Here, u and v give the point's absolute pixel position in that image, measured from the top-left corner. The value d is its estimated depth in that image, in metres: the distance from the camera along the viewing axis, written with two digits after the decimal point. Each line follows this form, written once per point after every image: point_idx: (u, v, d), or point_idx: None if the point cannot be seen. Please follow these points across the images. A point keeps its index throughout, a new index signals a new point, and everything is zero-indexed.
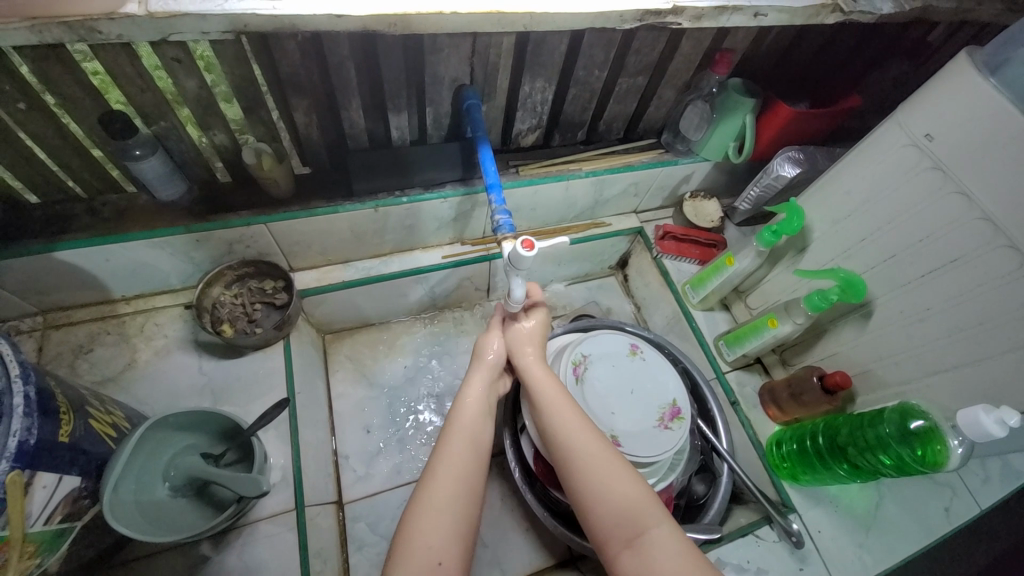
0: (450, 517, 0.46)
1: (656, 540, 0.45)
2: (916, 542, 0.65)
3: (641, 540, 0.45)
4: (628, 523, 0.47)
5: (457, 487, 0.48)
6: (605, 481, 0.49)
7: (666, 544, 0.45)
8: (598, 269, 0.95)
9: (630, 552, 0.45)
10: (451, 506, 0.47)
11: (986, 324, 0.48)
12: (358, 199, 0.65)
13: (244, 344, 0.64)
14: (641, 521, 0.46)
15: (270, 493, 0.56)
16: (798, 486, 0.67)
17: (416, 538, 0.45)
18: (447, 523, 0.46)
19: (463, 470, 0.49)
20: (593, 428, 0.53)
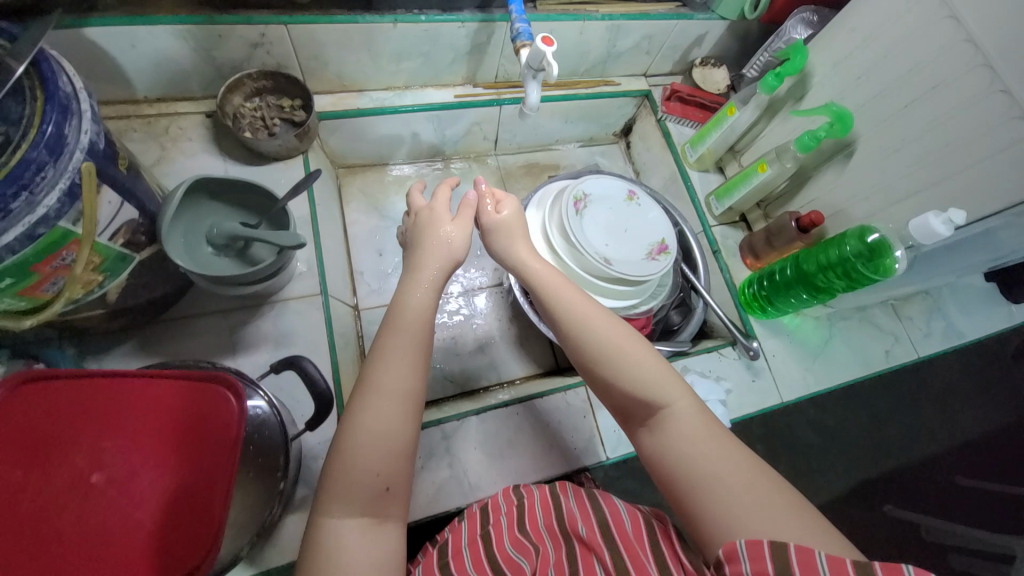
0: (383, 446, 0.43)
1: (676, 416, 0.46)
2: (855, 370, 0.78)
3: (660, 422, 0.47)
4: (642, 409, 0.48)
5: (397, 409, 0.44)
6: (623, 372, 0.48)
7: (688, 421, 0.46)
8: (602, 134, 0.97)
9: (648, 432, 0.48)
10: (395, 425, 0.43)
11: (950, 145, 0.53)
12: (377, 12, 0.66)
13: (266, 151, 0.67)
14: (662, 401, 0.47)
15: (298, 279, 0.63)
16: (762, 321, 0.77)
17: (348, 475, 0.42)
18: (393, 445, 0.43)
19: (404, 385, 0.45)
20: (610, 317, 0.51)
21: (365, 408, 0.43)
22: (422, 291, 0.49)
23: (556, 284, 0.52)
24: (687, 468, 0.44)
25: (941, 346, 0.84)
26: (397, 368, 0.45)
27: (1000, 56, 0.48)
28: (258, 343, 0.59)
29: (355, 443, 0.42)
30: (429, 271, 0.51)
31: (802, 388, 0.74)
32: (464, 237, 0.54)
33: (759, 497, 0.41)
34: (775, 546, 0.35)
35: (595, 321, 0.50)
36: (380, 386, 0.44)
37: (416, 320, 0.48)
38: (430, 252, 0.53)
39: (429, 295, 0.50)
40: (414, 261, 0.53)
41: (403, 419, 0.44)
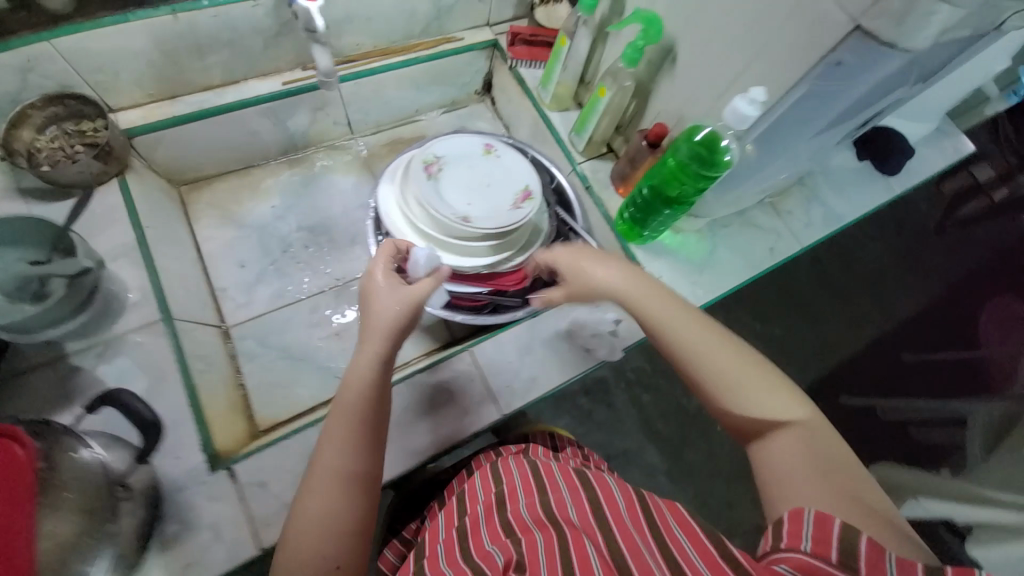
0: (333, 524, 0.42)
1: (779, 437, 0.45)
2: (740, 274, 0.79)
3: (767, 437, 0.46)
4: (750, 425, 0.47)
5: (342, 484, 0.44)
6: (745, 392, 0.47)
7: (793, 440, 0.45)
8: (464, 95, 0.94)
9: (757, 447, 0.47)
10: (340, 501, 0.43)
11: (748, 23, 0.52)
12: (150, 5, 0.60)
13: (69, 182, 0.61)
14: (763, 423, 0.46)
15: (133, 308, 0.58)
16: (641, 249, 0.76)
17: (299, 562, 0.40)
18: (341, 527, 0.42)
19: (343, 462, 0.44)
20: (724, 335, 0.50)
21: (319, 490, 0.43)
22: (373, 355, 0.49)
23: (653, 300, 0.52)
24: (782, 484, 0.43)
25: (821, 232, 0.87)
26: (342, 444, 0.45)
27: None
28: (97, 386, 0.55)
29: (306, 526, 0.42)
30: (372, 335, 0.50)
31: (691, 303, 0.75)
32: (399, 290, 0.52)
33: (818, 482, 0.41)
34: (846, 538, 0.35)
35: (665, 323, 0.51)
36: (327, 468, 0.44)
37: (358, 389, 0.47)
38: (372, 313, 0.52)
39: (376, 361, 0.49)
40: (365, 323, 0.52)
41: (348, 495, 0.43)
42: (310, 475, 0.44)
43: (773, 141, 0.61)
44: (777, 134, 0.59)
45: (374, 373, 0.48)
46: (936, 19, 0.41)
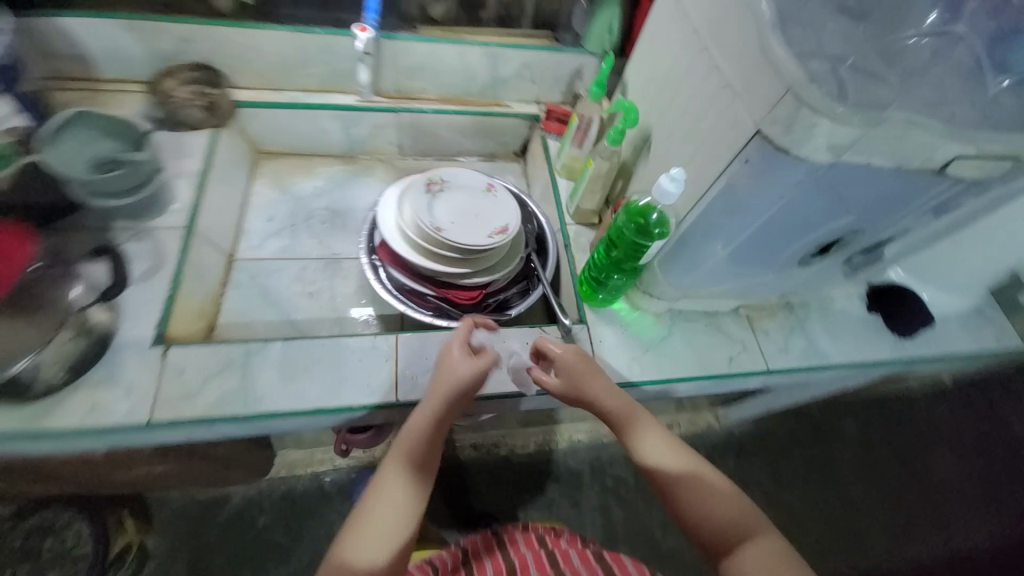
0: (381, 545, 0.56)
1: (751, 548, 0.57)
2: (687, 367, 0.78)
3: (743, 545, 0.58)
4: (727, 535, 0.59)
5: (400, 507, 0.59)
6: (708, 509, 0.60)
7: (766, 552, 0.56)
8: (502, 151, 1.09)
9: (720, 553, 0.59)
10: (388, 528, 0.57)
11: (693, 121, 0.60)
12: (282, 24, 0.85)
13: (184, 120, 0.84)
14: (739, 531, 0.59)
15: (170, 213, 0.76)
16: (598, 311, 0.80)
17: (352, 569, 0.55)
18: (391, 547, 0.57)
19: (396, 496, 0.59)
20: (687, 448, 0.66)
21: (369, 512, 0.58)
22: (426, 416, 0.62)
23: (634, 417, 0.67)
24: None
25: (797, 361, 0.82)
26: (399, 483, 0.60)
27: (711, 42, 0.57)
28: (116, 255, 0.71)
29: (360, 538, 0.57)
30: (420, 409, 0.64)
31: (622, 374, 0.75)
32: (464, 371, 0.64)
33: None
34: None
35: (644, 445, 0.66)
36: (386, 495, 0.60)
37: (417, 445, 0.62)
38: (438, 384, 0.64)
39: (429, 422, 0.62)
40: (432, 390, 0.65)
41: (392, 523, 0.58)
42: (368, 500, 0.60)
43: (729, 239, 0.63)
44: (725, 228, 0.62)
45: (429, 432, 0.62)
46: (818, 133, 0.45)
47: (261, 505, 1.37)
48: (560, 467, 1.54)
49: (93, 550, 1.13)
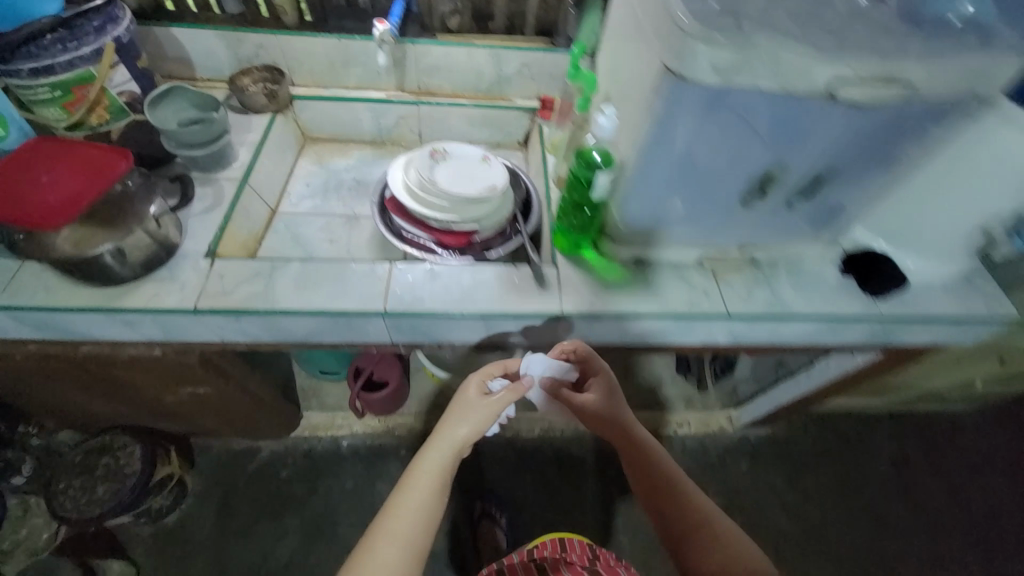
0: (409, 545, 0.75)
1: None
2: (646, 306, 0.85)
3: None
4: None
5: (423, 514, 0.77)
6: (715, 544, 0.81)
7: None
8: (508, 141, 1.25)
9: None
10: (418, 533, 0.76)
11: (630, 73, 0.73)
12: (330, 32, 1.08)
13: (251, 104, 1.08)
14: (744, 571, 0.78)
15: (231, 167, 0.98)
16: (569, 256, 0.90)
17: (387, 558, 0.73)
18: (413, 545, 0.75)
19: (425, 509, 0.78)
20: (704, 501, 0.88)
21: (400, 520, 0.76)
22: (455, 438, 0.84)
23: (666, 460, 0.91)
24: None
25: (759, 310, 0.87)
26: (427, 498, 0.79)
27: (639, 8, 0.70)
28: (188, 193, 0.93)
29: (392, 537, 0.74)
30: (463, 429, 0.84)
31: (584, 307, 0.84)
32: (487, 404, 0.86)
33: None
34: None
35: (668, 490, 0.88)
36: (418, 485, 0.79)
37: (434, 470, 0.81)
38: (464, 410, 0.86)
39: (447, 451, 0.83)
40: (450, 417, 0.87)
41: (417, 532, 0.76)
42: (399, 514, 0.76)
43: (667, 177, 0.74)
44: (670, 166, 0.72)
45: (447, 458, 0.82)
46: (699, 55, 0.56)
47: (286, 461, 1.52)
48: (563, 454, 1.58)
49: (142, 472, 1.26)
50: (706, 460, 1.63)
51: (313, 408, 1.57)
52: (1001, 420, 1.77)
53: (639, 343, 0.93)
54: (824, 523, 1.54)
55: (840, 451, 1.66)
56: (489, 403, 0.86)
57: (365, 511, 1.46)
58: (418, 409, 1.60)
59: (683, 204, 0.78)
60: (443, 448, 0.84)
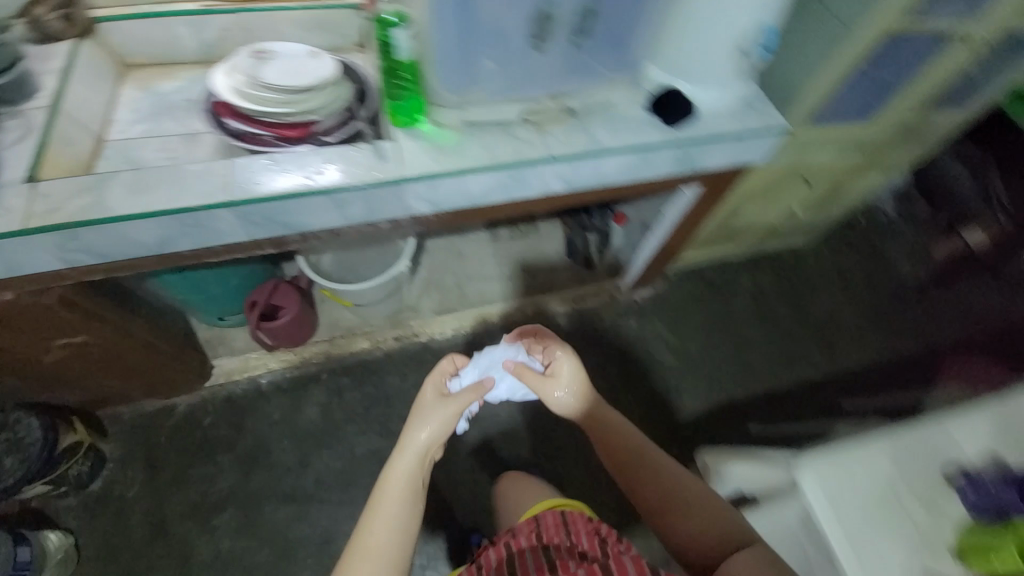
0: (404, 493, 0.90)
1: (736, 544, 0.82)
2: (477, 159, 0.95)
3: (717, 513, 0.88)
4: (702, 503, 0.90)
5: (386, 546, 0.84)
6: (695, 531, 0.87)
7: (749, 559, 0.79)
8: (346, 45, 1.25)
9: (698, 513, 0.88)
10: (409, 486, 0.91)
11: None
12: None
13: (45, 31, 1.01)
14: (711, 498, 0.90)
15: (37, 99, 0.95)
16: (405, 130, 0.96)
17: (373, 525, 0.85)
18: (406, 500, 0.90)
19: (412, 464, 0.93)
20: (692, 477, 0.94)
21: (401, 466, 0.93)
22: (401, 475, 0.92)
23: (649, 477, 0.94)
24: None
25: (575, 149, 1.00)
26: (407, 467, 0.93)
27: None
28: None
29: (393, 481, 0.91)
30: (422, 434, 0.95)
31: (420, 168, 0.92)
32: (444, 419, 0.97)
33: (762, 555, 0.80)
34: None
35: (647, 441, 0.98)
36: (382, 510, 0.87)
37: (403, 475, 0.92)
38: (404, 465, 0.93)
39: (427, 431, 0.96)
40: (417, 420, 0.97)
41: (410, 479, 0.92)
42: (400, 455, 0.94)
43: (459, 27, 0.83)
44: (470, 25, 0.83)
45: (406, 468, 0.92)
46: None
47: (206, 409, 1.54)
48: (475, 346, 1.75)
49: (43, 439, 1.23)
50: (600, 325, 1.85)
51: (222, 355, 1.58)
52: (831, 246, 2.14)
53: (474, 205, 1.05)
54: (702, 354, 1.83)
55: (709, 295, 1.95)
56: (451, 404, 0.98)
57: (294, 432, 1.53)
58: (330, 335, 1.66)
59: (494, 63, 0.90)
60: (411, 452, 0.94)
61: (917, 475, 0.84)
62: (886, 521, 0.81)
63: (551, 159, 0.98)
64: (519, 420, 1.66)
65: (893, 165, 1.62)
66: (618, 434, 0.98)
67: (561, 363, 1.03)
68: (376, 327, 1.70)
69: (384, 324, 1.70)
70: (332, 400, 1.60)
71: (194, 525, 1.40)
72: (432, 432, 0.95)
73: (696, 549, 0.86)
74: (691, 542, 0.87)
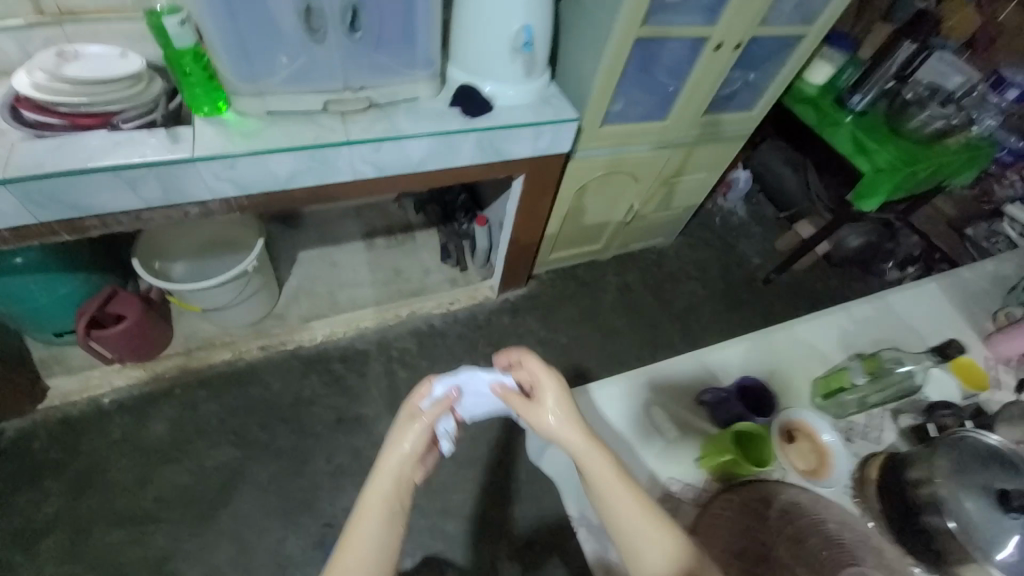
0: (367, 561, 0.68)
1: None
2: (274, 141, 1.04)
3: None
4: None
5: None
6: None
7: None
8: None
9: None
10: (370, 550, 0.68)
11: None
12: None
13: None
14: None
15: None
16: (207, 119, 1.05)
17: None
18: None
19: (378, 518, 0.71)
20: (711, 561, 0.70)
21: (362, 525, 0.70)
22: (359, 537, 0.69)
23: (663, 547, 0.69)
24: None
25: (375, 134, 1.12)
26: (369, 524, 0.70)
27: None
28: None
29: (349, 544, 0.68)
30: (390, 469, 0.74)
31: (213, 149, 1.01)
32: (411, 459, 0.75)
33: None
34: None
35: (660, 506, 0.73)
36: None
37: (367, 531, 0.70)
38: (367, 516, 0.71)
39: (396, 467, 0.74)
40: (384, 459, 0.75)
41: (371, 543, 0.69)
42: (360, 506, 0.71)
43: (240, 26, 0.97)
44: (257, 23, 0.98)
45: (372, 523, 0.70)
46: None
47: (34, 434, 1.43)
48: (347, 351, 1.76)
49: None
50: (475, 323, 1.92)
51: (57, 376, 1.50)
52: (688, 244, 2.39)
53: (289, 188, 1.13)
54: (572, 344, 1.95)
55: (579, 290, 2.10)
56: (409, 440, 0.76)
57: (137, 449, 1.45)
58: (187, 348, 1.62)
59: (287, 59, 1.03)
60: (372, 512, 0.71)
61: (669, 396, 0.95)
62: (640, 437, 0.90)
63: (350, 142, 1.09)
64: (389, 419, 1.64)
65: (710, 164, 1.88)
66: (600, 497, 0.73)
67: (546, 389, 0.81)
68: (238, 337, 1.68)
69: (247, 334, 1.69)
70: (183, 412, 1.54)
71: (9, 558, 1.27)
72: (398, 470, 0.74)
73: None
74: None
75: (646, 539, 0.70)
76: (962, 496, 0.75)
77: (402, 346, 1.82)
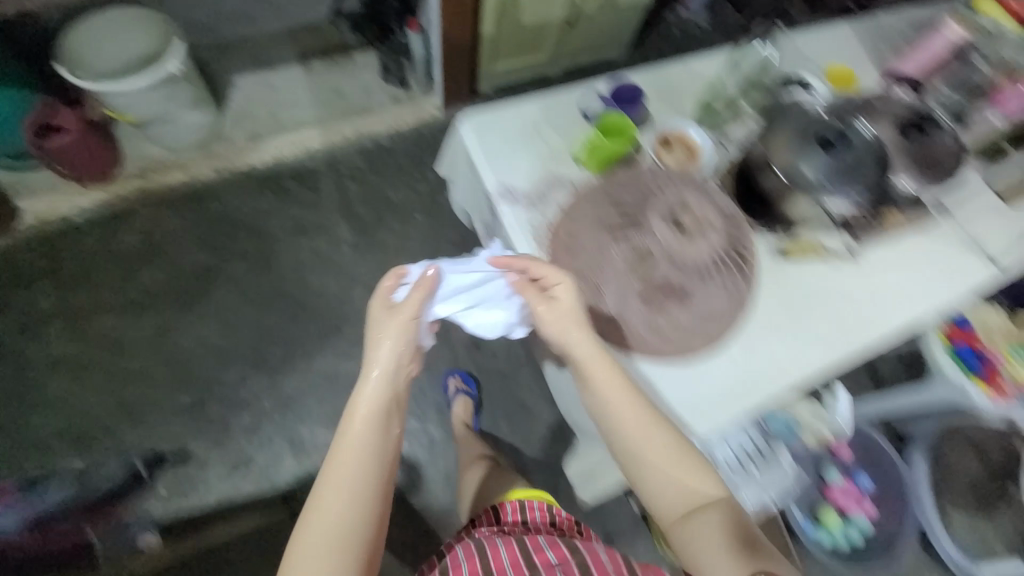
0: (369, 446, 0.73)
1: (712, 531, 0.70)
2: None
3: (702, 507, 0.72)
4: (698, 489, 0.73)
5: (343, 515, 0.68)
6: (680, 506, 0.73)
7: (720, 542, 0.69)
8: None
9: (694, 510, 0.72)
10: (367, 439, 0.73)
11: None
12: None
13: None
14: (711, 486, 0.73)
15: None
16: None
17: (325, 487, 0.70)
18: (368, 466, 0.72)
19: (372, 405, 0.76)
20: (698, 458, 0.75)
21: (358, 415, 0.75)
22: (355, 426, 0.74)
23: (645, 430, 0.74)
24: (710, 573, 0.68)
25: None
26: (367, 416, 0.75)
27: None
28: None
29: (347, 433, 0.74)
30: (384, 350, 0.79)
31: None
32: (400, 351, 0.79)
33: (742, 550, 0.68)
34: None
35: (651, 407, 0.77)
36: (333, 471, 0.71)
37: (363, 418, 0.75)
38: (363, 408, 0.76)
39: (392, 353, 0.79)
40: (375, 352, 0.79)
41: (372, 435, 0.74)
42: (355, 395, 0.77)
43: None
44: None
45: (369, 408, 0.75)
46: None
47: (17, 247, 1.59)
48: (298, 169, 1.82)
49: None
50: (423, 140, 1.95)
51: (25, 197, 1.61)
52: (645, 57, 2.30)
53: None
54: None
55: None
56: (400, 316, 0.80)
57: (114, 256, 1.61)
58: (143, 170, 1.71)
59: None
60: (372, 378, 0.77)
61: (560, 113, 1.02)
62: (531, 141, 1.00)
63: None
64: (344, 225, 1.76)
65: None
66: (615, 396, 0.76)
67: (557, 286, 0.81)
68: (189, 159, 1.75)
69: (195, 155, 1.76)
70: (151, 226, 1.67)
71: (25, 338, 1.50)
72: (399, 342, 0.79)
73: (658, 508, 0.74)
74: (667, 512, 0.73)
75: (649, 429, 0.75)
76: (800, 163, 0.84)
77: (350, 164, 1.86)
